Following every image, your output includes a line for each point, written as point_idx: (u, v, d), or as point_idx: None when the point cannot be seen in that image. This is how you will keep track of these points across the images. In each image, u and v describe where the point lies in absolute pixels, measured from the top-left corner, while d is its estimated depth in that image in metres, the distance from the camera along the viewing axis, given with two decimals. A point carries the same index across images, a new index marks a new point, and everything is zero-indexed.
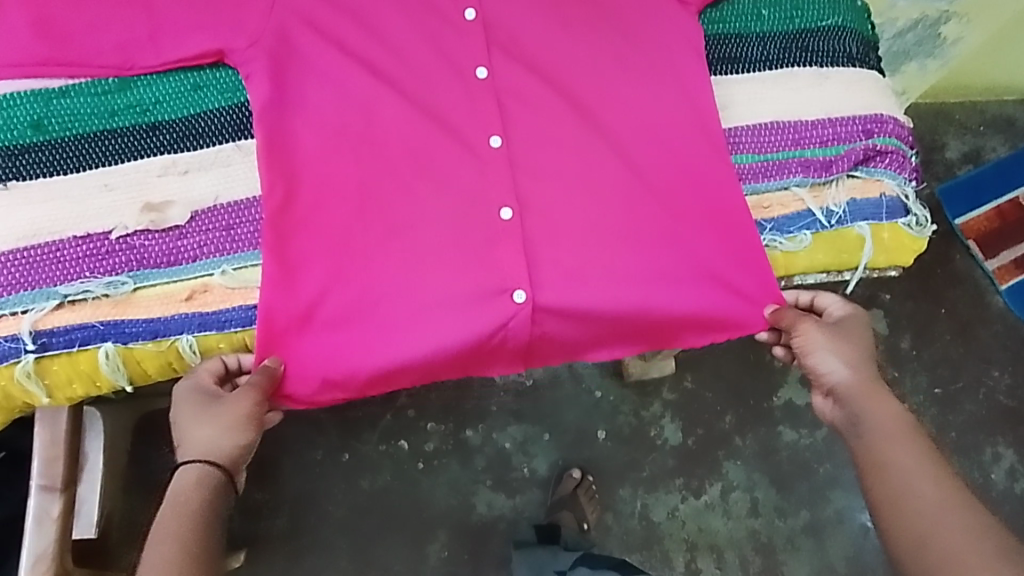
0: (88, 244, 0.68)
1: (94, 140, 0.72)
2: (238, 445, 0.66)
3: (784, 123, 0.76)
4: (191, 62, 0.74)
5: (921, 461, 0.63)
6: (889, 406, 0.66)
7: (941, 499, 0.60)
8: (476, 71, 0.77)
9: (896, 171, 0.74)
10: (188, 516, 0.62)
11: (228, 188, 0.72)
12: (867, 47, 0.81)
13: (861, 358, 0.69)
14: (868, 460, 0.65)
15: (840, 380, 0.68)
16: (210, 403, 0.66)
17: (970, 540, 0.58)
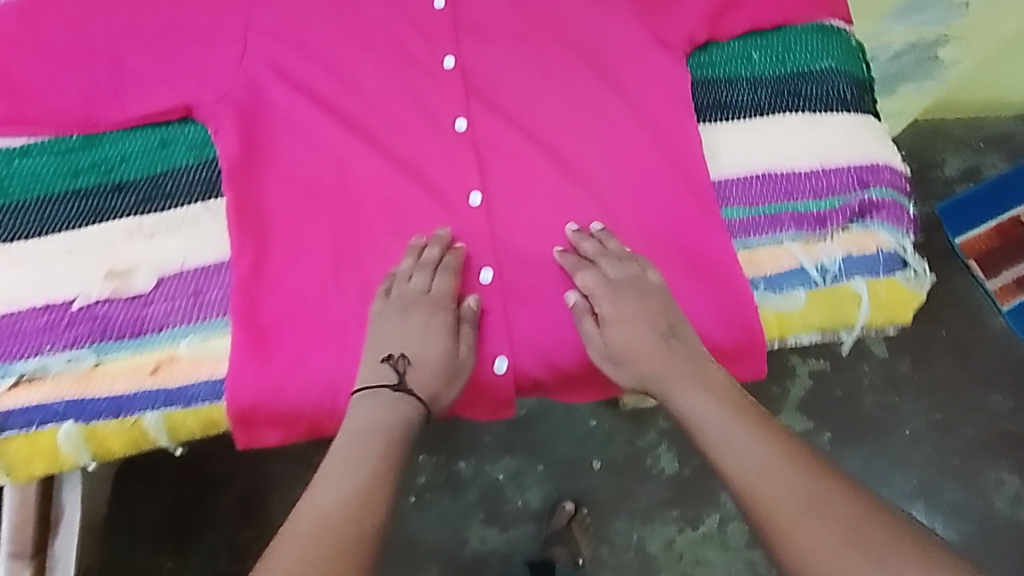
0: (49, 314, 0.65)
1: (55, 202, 0.69)
2: (431, 376, 0.65)
3: (776, 174, 0.73)
4: (158, 118, 0.71)
5: (739, 437, 0.59)
6: (693, 386, 0.63)
7: (742, 441, 0.59)
8: (457, 123, 0.74)
9: (893, 224, 0.71)
10: (361, 446, 0.60)
11: (196, 250, 0.68)
12: (861, 91, 0.78)
13: (636, 339, 0.66)
14: (691, 414, 0.62)
15: (643, 371, 0.66)
16: (449, 328, 0.67)
17: (790, 490, 0.56)
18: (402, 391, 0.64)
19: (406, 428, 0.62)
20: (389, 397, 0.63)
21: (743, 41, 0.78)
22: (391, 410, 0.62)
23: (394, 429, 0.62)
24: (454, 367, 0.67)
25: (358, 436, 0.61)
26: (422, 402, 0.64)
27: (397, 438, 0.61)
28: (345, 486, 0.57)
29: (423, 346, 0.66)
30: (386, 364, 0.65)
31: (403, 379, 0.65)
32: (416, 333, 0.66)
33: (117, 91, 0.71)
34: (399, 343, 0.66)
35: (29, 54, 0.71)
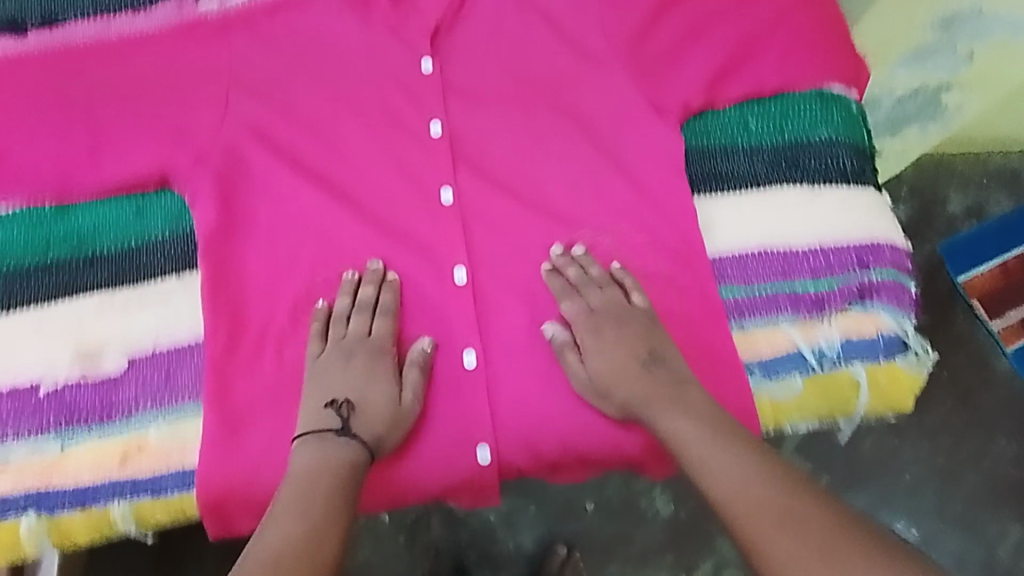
0: (13, 399, 0.64)
1: (25, 275, 0.67)
2: (380, 422, 0.64)
3: (772, 252, 0.70)
4: (133, 183, 0.69)
5: (725, 458, 0.59)
6: (676, 407, 0.62)
7: (727, 463, 0.58)
8: (442, 193, 0.72)
9: (894, 306, 0.68)
10: (316, 480, 0.59)
11: (167, 329, 0.66)
12: (863, 160, 0.75)
13: (619, 363, 0.66)
14: (671, 434, 0.61)
15: (627, 394, 0.65)
16: (360, 371, 0.66)
17: (769, 510, 0.55)
18: (346, 435, 0.62)
19: (348, 470, 0.61)
20: (335, 442, 0.62)
21: (741, 107, 0.75)
22: (324, 454, 0.61)
23: (333, 470, 0.60)
24: (399, 410, 0.65)
25: (313, 473, 0.59)
26: (365, 445, 0.63)
27: (339, 477, 0.60)
28: (288, 524, 0.56)
29: (367, 391, 0.65)
30: (330, 409, 0.63)
31: (347, 425, 0.63)
32: (365, 378, 0.66)
33: (95, 159, 0.69)
34: (346, 388, 0.65)
35: (13, 123, 0.70)
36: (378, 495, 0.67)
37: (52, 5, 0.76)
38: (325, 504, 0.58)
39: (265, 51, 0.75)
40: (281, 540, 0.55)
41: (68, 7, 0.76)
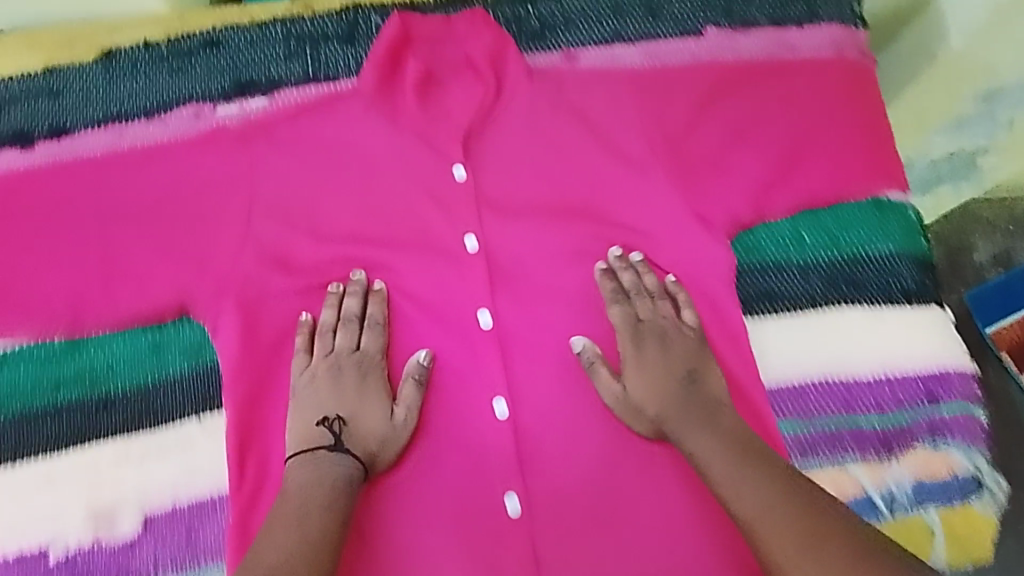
0: (23, 562, 0.62)
1: (37, 419, 0.64)
2: (373, 434, 0.64)
3: (834, 382, 0.66)
4: (154, 315, 0.66)
5: (747, 479, 0.56)
6: (704, 430, 0.61)
7: (751, 482, 0.56)
8: (481, 317, 0.67)
9: (965, 443, 0.66)
10: (314, 492, 0.59)
11: (186, 483, 0.63)
12: (924, 274, 0.72)
13: (657, 379, 0.64)
14: (698, 449, 0.60)
15: (659, 409, 0.63)
16: (351, 387, 0.65)
17: (790, 529, 0.52)
18: (340, 451, 0.62)
19: (345, 490, 0.60)
20: (327, 457, 0.61)
21: (795, 220, 0.72)
22: (323, 467, 0.60)
23: (327, 485, 0.60)
24: (391, 422, 0.65)
25: (308, 488, 0.59)
26: (359, 461, 0.62)
27: (335, 490, 0.59)
28: (283, 539, 0.55)
29: (359, 407, 0.65)
30: (322, 426, 0.63)
31: (339, 441, 0.63)
32: (357, 396, 0.65)
33: (117, 290, 0.67)
34: (336, 405, 0.64)
35: (29, 250, 0.67)
36: None
37: (61, 113, 0.71)
38: (323, 521, 0.57)
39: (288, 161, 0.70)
40: (275, 561, 0.54)
41: (78, 115, 0.71)
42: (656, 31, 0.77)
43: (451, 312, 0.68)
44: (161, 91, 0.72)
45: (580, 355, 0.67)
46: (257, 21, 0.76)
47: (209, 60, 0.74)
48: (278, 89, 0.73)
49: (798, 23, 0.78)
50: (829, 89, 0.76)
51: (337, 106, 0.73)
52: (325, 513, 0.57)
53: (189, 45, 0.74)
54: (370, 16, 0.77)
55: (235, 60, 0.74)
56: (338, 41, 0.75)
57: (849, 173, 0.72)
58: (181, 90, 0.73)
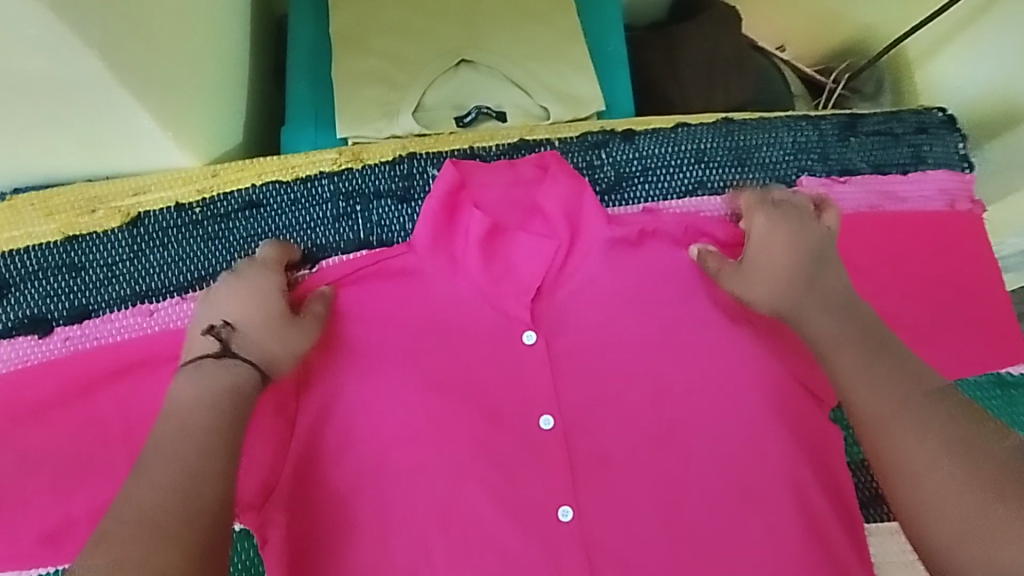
0: None
1: None
2: (263, 334, 0.58)
3: None
4: None
5: (882, 376, 0.57)
6: (836, 316, 0.60)
7: (887, 384, 0.56)
8: (560, 512, 0.59)
9: None
10: (187, 416, 0.53)
11: None
12: None
13: (785, 265, 0.62)
14: (822, 339, 0.60)
15: (782, 299, 0.62)
16: (242, 288, 0.60)
17: (929, 439, 0.53)
18: (229, 358, 0.57)
19: (230, 395, 0.55)
20: (210, 366, 0.56)
21: None
22: (212, 379, 0.55)
23: (210, 404, 0.54)
24: (289, 326, 0.59)
25: (180, 410, 0.54)
26: (249, 366, 0.57)
27: (221, 406, 0.54)
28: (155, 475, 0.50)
29: (246, 317, 0.58)
30: (207, 334, 0.58)
31: (230, 347, 0.57)
32: (255, 309, 0.59)
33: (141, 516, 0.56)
34: (228, 310, 0.59)
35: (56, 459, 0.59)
36: None
37: (83, 293, 0.63)
38: (203, 444, 0.52)
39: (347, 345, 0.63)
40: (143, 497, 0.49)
41: (101, 293, 0.63)
42: (743, 182, 0.70)
43: (530, 507, 0.59)
44: (197, 263, 0.65)
45: (699, 253, 0.64)
46: (301, 176, 0.68)
47: (248, 224, 0.66)
48: (325, 257, 0.66)
49: (901, 170, 0.70)
50: (938, 242, 0.68)
51: (393, 277, 0.64)
52: (197, 434, 0.52)
53: (226, 208, 0.67)
54: (427, 168, 0.69)
55: (277, 224, 0.67)
56: (392, 200, 0.68)
57: (964, 346, 0.66)
58: (219, 260, 0.65)
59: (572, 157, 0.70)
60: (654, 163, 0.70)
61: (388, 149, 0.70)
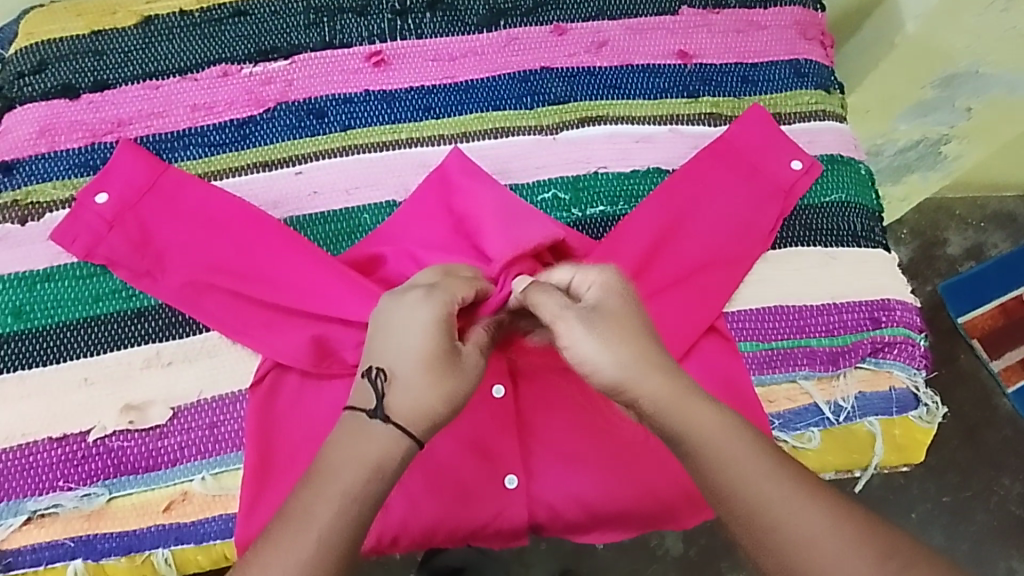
0: (64, 447, 0.67)
1: (75, 329, 0.71)
2: (422, 404, 0.58)
3: (788, 308, 0.75)
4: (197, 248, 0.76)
5: (752, 469, 0.57)
6: (709, 417, 0.58)
7: (765, 479, 0.57)
8: None
9: (906, 362, 0.75)
10: (334, 476, 0.56)
11: (213, 381, 0.70)
12: (872, 220, 0.81)
13: (633, 355, 0.59)
14: (694, 432, 0.57)
15: (650, 397, 0.58)
16: (414, 337, 0.59)
17: (812, 527, 0.56)
18: (380, 416, 0.58)
19: (386, 465, 0.57)
20: (367, 426, 0.58)
21: None
22: (357, 440, 0.57)
23: (364, 470, 0.56)
24: (453, 373, 0.59)
25: (333, 471, 0.56)
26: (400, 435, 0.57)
27: (372, 478, 0.56)
28: (296, 540, 0.54)
29: (403, 363, 0.59)
30: (367, 382, 0.59)
31: (382, 405, 0.58)
32: (421, 370, 0.58)
33: (164, 226, 0.73)
34: (391, 362, 0.59)
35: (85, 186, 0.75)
36: (416, 525, 0.67)
37: (102, 71, 0.80)
38: (350, 507, 0.55)
39: (309, 114, 0.80)
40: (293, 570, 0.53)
41: (119, 72, 0.80)
42: (636, 9, 0.86)
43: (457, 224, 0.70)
44: (193, 54, 0.81)
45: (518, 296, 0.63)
46: None
47: (236, 27, 0.83)
48: (296, 54, 0.82)
49: (763, 5, 0.88)
50: None
51: (349, 69, 0.82)
52: (354, 493, 0.56)
53: (219, 14, 0.83)
54: None
55: (259, 27, 0.83)
56: (352, 14, 0.84)
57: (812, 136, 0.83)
58: (210, 52, 0.81)
59: None
60: None
61: None
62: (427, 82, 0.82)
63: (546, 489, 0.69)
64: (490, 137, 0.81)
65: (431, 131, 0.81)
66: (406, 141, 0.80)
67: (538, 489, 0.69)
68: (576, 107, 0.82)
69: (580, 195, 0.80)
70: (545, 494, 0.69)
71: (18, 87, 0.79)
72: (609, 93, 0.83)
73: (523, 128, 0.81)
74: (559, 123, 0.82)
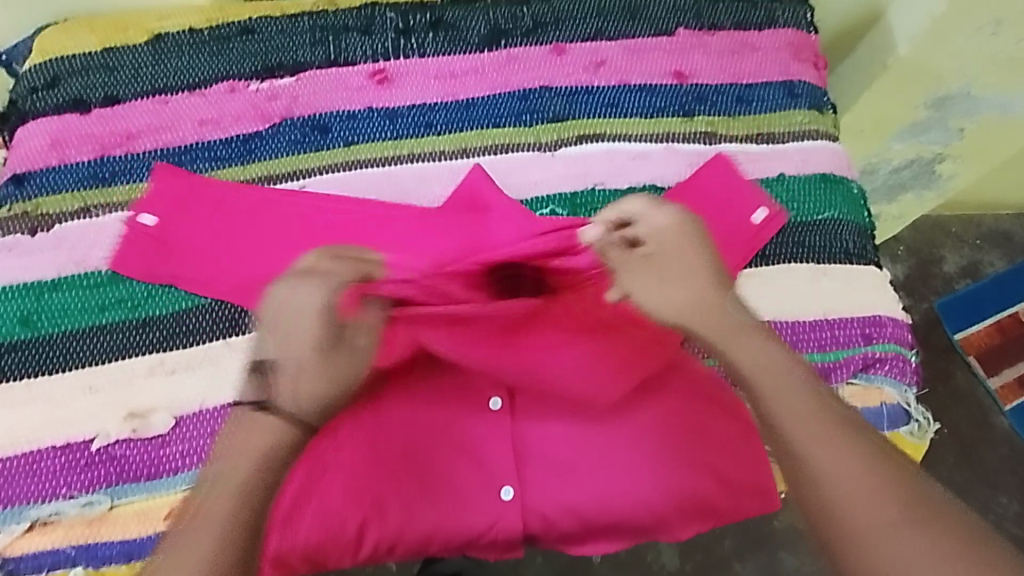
0: (66, 454, 0.68)
1: (80, 338, 0.72)
2: (310, 392, 0.58)
3: (781, 324, 0.77)
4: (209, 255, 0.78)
5: (798, 398, 0.59)
6: (756, 347, 0.61)
7: (810, 408, 0.59)
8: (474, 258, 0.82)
9: (897, 378, 0.76)
10: (239, 463, 0.57)
11: (215, 390, 0.71)
12: (864, 238, 0.82)
13: (691, 295, 0.62)
14: (747, 363, 0.61)
15: (702, 326, 0.62)
16: (292, 326, 0.58)
17: (855, 462, 0.56)
18: (264, 411, 0.58)
19: (280, 456, 0.57)
20: (253, 420, 0.58)
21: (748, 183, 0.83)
22: (248, 436, 0.57)
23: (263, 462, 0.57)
24: (344, 359, 0.59)
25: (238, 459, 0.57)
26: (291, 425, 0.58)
27: (271, 467, 0.57)
28: (209, 528, 0.55)
29: (289, 354, 0.57)
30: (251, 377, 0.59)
31: (268, 399, 0.58)
32: (303, 359, 0.57)
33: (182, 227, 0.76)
34: (271, 353, 0.58)
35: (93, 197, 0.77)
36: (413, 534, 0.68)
37: (112, 86, 0.82)
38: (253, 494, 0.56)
39: (313, 129, 0.82)
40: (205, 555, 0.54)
41: (129, 86, 0.82)
42: (634, 30, 0.88)
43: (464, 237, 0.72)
44: (201, 70, 0.83)
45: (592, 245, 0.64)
46: (287, 13, 0.87)
47: (244, 44, 0.85)
48: (302, 70, 0.84)
49: (757, 28, 0.90)
50: None
51: (353, 86, 0.84)
52: (255, 479, 0.56)
53: (227, 32, 0.85)
54: (385, 11, 0.87)
55: (266, 45, 0.85)
56: (357, 33, 0.86)
57: (804, 156, 0.85)
58: (218, 69, 0.83)
59: (501, 9, 0.88)
60: (564, 14, 0.88)
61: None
62: (428, 100, 0.84)
63: (540, 500, 0.70)
64: (490, 153, 0.83)
65: (432, 147, 0.82)
66: (408, 156, 0.82)
67: (533, 501, 0.70)
68: (574, 125, 0.84)
69: (578, 210, 0.81)
70: (540, 505, 0.70)
71: (31, 102, 0.82)
72: (607, 111, 0.85)
73: (522, 145, 0.83)
74: (558, 140, 0.84)
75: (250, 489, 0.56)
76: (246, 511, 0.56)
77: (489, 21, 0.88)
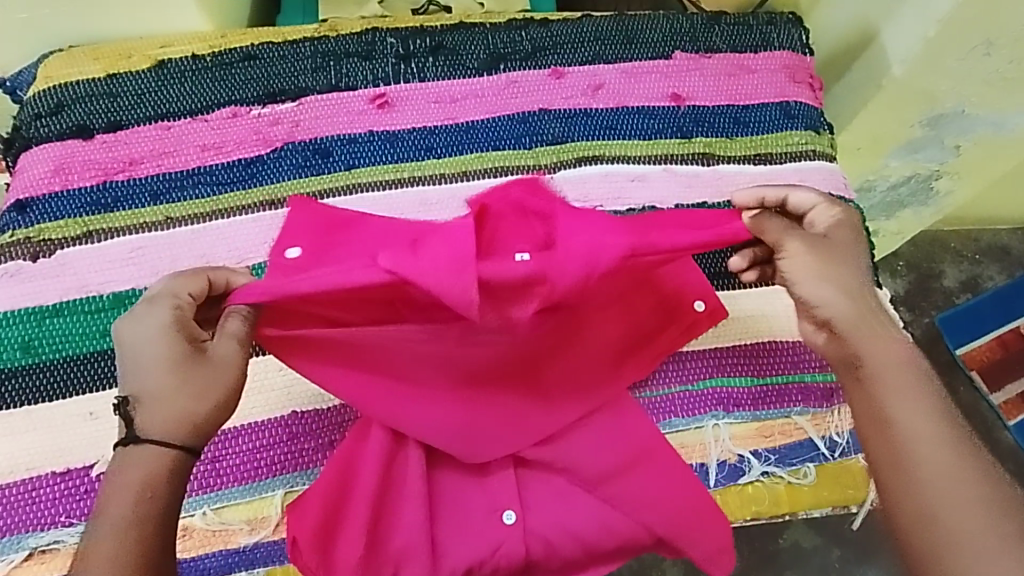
0: (66, 481, 0.68)
1: (81, 363, 0.72)
2: (176, 415, 0.57)
3: (783, 345, 0.76)
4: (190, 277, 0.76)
5: (913, 400, 0.63)
6: (886, 345, 0.65)
7: (922, 410, 0.63)
8: None
9: None
10: (127, 494, 0.56)
11: None
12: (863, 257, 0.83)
13: (847, 284, 0.67)
14: (871, 357, 0.65)
15: (836, 317, 0.66)
16: (150, 354, 0.58)
17: (958, 469, 0.60)
18: (134, 442, 0.57)
19: (159, 481, 0.57)
20: (125, 454, 0.57)
21: None
22: (127, 470, 0.57)
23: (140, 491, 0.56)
24: (213, 375, 0.59)
25: (126, 491, 0.56)
26: (167, 448, 0.57)
27: (151, 492, 0.56)
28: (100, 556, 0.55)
29: (145, 380, 0.58)
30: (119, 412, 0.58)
31: (132, 430, 0.57)
32: (163, 384, 0.57)
33: None
34: (133, 384, 0.58)
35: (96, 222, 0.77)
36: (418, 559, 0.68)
37: (116, 112, 0.83)
38: (142, 518, 0.56)
39: (314, 153, 0.83)
40: None
41: (132, 113, 0.83)
42: (631, 53, 0.89)
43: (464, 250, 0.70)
44: (204, 96, 0.84)
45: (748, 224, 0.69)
46: (289, 40, 0.88)
47: (246, 70, 0.86)
48: (304, 96, 0.85)
49: (753, 50, 0.91)
50: None
51: (354, 111, 0.85)
52: (139, 508, 0.56)
53: (230, 58, 0.86)
54: (386, 37, 0.88)
55: (269, 71, 0.86)
56: (358, 58, 0.87)
57: (802, 176, 0.85)
58: (221, 95, 0.84)
59: (500, 33, 0.90)
60: (563, 39, 0.90)
61: (357, 26, 0.90)
62: (429, 124, 0.85)
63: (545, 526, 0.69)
64: (490, 176, 0.83)
65: (433, 170, 0.83)
66: (409, 179, 0.83)
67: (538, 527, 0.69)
68: (573, 147, 0.85)
69: None
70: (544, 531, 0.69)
71: (35, 128, 0.82)
72: (605, 133, 0.86)
73: (521, 167, 0.84)
74: (557, 162, 0.84)
75: (143, 516, 0.56)
76: (134, 540, 0.55)
77: (489, 45, 0.89)
